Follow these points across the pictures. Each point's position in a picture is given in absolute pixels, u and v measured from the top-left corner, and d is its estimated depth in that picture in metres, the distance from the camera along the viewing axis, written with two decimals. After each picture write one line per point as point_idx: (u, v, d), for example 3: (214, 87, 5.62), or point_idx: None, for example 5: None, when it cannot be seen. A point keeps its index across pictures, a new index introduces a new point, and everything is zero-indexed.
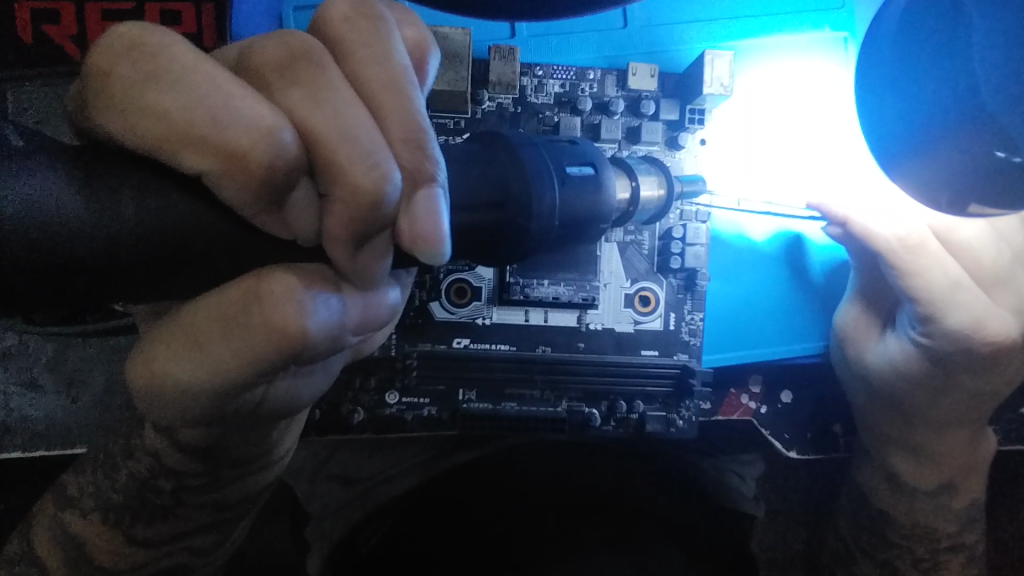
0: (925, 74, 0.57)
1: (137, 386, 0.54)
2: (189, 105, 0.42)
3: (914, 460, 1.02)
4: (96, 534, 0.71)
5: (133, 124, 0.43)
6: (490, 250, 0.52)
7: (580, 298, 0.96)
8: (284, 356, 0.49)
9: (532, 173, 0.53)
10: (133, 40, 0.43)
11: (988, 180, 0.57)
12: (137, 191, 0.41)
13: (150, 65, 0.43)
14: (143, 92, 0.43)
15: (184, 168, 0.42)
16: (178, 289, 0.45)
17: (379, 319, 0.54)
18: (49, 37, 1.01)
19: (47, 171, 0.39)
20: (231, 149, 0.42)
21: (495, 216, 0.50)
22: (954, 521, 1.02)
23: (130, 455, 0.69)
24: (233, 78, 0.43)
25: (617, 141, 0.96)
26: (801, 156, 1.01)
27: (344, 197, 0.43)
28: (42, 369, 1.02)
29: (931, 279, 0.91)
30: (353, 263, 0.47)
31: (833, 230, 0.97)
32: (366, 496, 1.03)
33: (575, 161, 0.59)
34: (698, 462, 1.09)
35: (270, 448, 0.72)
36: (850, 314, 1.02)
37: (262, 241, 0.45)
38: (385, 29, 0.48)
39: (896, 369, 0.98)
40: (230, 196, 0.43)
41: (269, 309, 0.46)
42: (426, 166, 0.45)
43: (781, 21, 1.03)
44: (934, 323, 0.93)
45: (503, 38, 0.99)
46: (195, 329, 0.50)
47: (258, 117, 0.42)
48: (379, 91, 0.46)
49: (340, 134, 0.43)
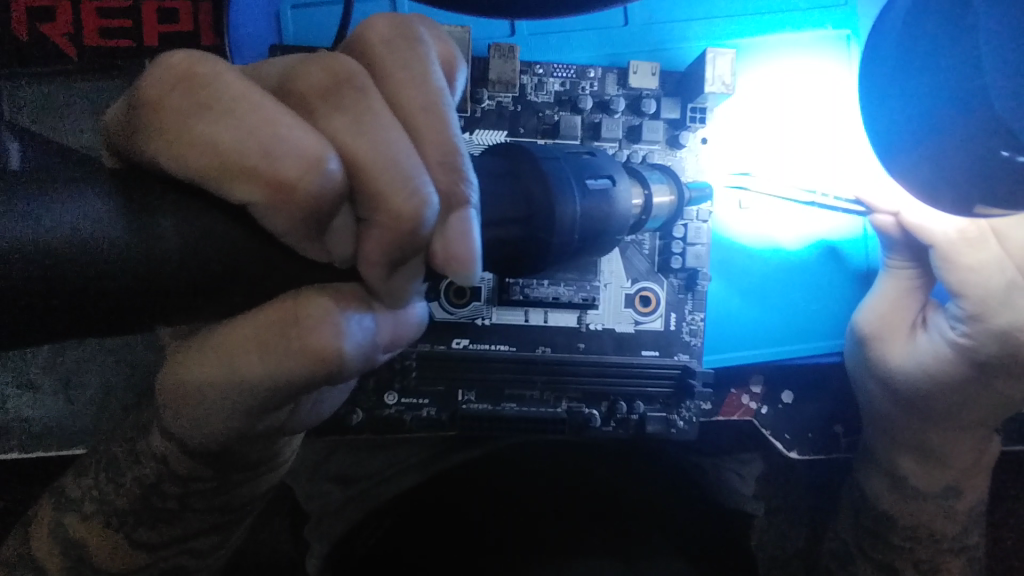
0: (929, 77, 0.56)
1: (162, 391, 0.54)
2: (243, 136, 0.42)
3: (919, 461, 1.02)
4: (95, 535, 0.70)
5: (180, 153, 0.43)
6: (511, 265, 0.52)
7: (580, 298, 0.96)
8: (320, 378, 0.48)
9: (554, 184, 0.52)
10: (184, 69, 0.44)
11: (995, 182, 0.56)
12: (177, 214, 0.41)
13: (203, 96, 0.44)
14: (195, 123, 0.43)
15: (232, 198, 0.42)
16: (210, 313, 0.45)
17: (408, 334, 0.54)
18: (46, 35, 0.99)
19: (86, 194, 0.40)
20: (282, 180, 0.42)
21: (520, 231, 0.49)
22: (957, 523, 1.02)
23: (136, 459, 0.68)
24: (279, 105, 0.44)
25: (618, 140, 0.95)
26: (810, 154, 1.01)
27: (384, 222, 0.43)
28: (39, 369, 1.01)
29: (987, 277, 0.90)
30: (387, 285, 0.46)
31: (882, 220, 0.94)
32: (362, 496, 1.02)
33: (594, 173, 0.58)
34: (697, 460, 1.09)
35: (277, 453, 0.72)
36: (874, 314, 1.00)
37: (304, 266, 0.44)
38: (424, 52, 0.48)
39: (927, 370, 0.98)
40: (274, 224, 0.42)
41: (307, 333, 0.47)
42: (460, 187, 0.44)
43: (782, 19, 1.02)
44: (980, 323, 0.92)
45: (503, 36, 0.98)
46: (223, 346, 0.49)
47: (307, 145, 0.42)
48: (418, 113, 0.46)
49: (383, 161, 0.43)
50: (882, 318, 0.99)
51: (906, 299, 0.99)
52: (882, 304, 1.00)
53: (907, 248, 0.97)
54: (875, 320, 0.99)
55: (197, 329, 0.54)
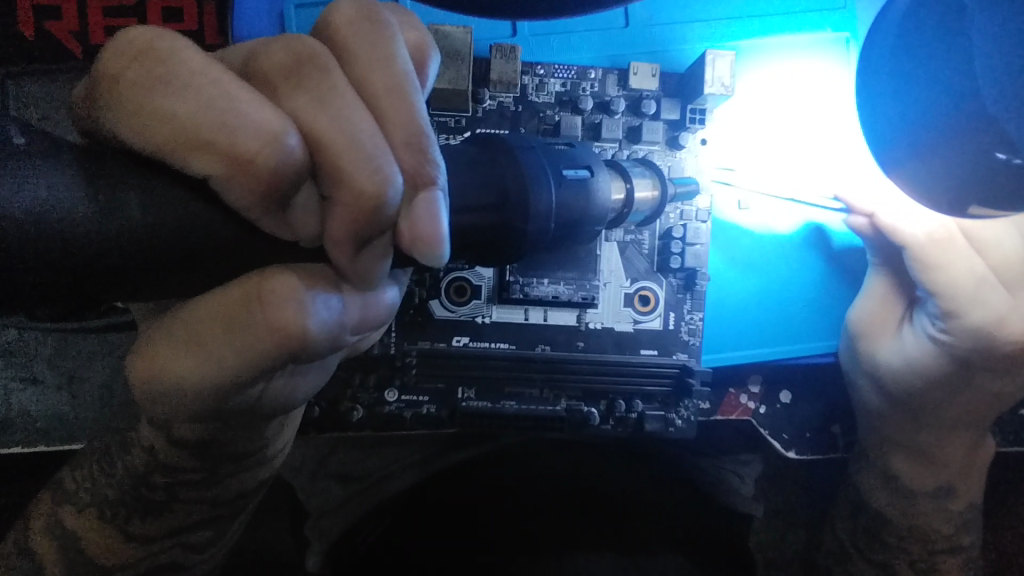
0: (924, 75, 0.57)
1: (136, 381, 0.53)
2: (198, 108, 0.42)
3: (912, 459, 1.04)
4: (92, 530, 0.71)
5: (143, 129, 0.43)
6: (490, 252, 0.52)
7: (580, 297, 0.96)
8: (284, 355, 0.48)
9: (529, 174, 0.52)
10: (142, 45, 0.44)
11: (988, 180, 0.56)
12: (143, 195, 0.40)
13: (159, 71, 0.43)
14: (150, 96, 0.43)
15: (192, 172, 0.42)
16: (182, 289, 0.44)
17: (378, 318, 0.54)
18: (53, 34, 1.01)
19: (54, 170, 0.39)
20: (239, 154, 0.42)
21: (492, 217, 0.49)
22: (950, 523, 1.03)
23: (125, 450, 0.69)
24: (237, 80, 0.44)
25: (617, 141, 0.96)
26: (800, 151, 1.01)
27: (346, 200, 0.43)
28: (42, 364, 1.02)
29: (957, 279, 0.91)
30: (354, 266, 0.46)
31: (857, 222, 0.96)
32: (371, 490, 1.02)
33: (572, 165, 0.59)
34: (699, 462, 1.07)
35: (265, 445, 0.72)
36: (861, 312, 1.02)
37: (271, 245, 0.44)
38: (387, 33, 0.48)
39: (913, 366, 1.00)
40: (235, 198, 0.42)
41: (270, 309, 0.46)
42: (426, 168, 0.45)
43: (780, 22, 1.03)
44: (955, 320, 0.93)
45: (504, 37, 0.99)
46: (190, 326, 0.50)
47: (263, 121, 0.42)
48: (383, 95, 0.46)
49: (345, 138, 0.43)
50: (863, 317, 1.01)
51: (882, 298, 1.01)
52: (867, 302, 1.02)
53: (885, 249, 0.99)
54: (861, 318, 1.01)
55: (173, 308, 0.54)
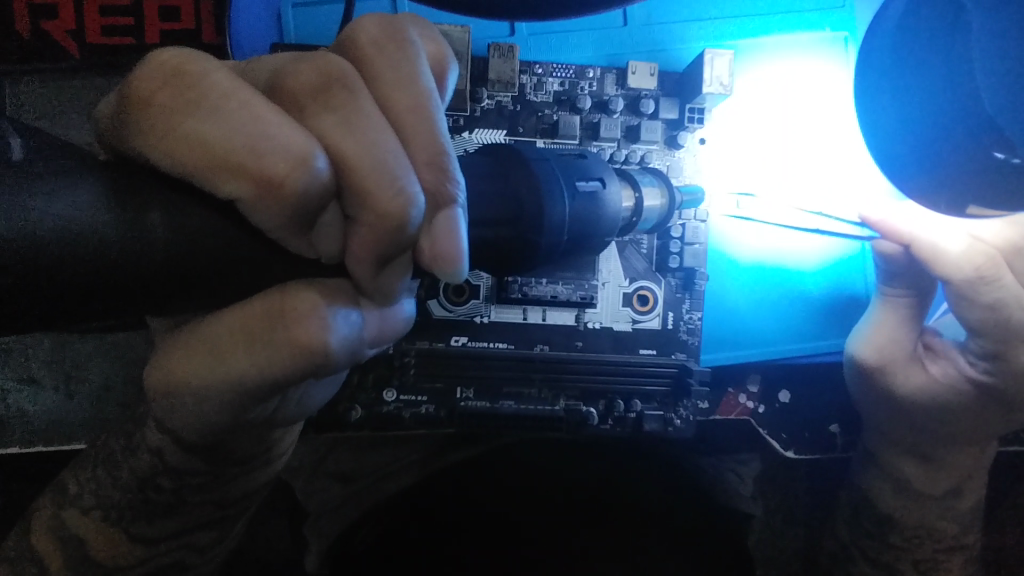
0: (923, 75, 0.57)
1: (151, 389, 0.53)
2: (230, 134, 0.42)
3: (921, 465, 1.02)
4: (96, 530, 0.71)
5: (168, 150, 0.43)
6: (500, 264, 0.52)
7: (578, 297, 0.96)
8: (304, 372, 0.47)
9: (543, 187, 0.52)
10: (175, 66, 0.45)
11: (984, 183, 0.56)
12: (163, 209, 0.40)
13: (191, 93, 0.44)
14: (182, 119, 0.43)
15: (220, 194, 0.42)
16: (197, 302, 0.44)
17: (394, 329, 0.55)
18: (51, 33, 0.99)
19: (71, 188, 0.38)
20: (271, 176, 0.41)
21: (508, 232, 0.49)
22: (958, 523, 1.02)
23: (132, 452, 0.69)
24: (268, 104, 0.43)
25: (616, 140, 0.96)
26: (803, 162, 1.01)
27: (370, 220, 0.43)
28: (41, 365, 1.02)
29: (1011, 314, 0.86)
30: (375, 283, 0.46)
31: (890, 248, 0.91)
32: (364, 492, 1.05)
33: (584, 176, 0.58)
34: (698, 462, 1.11)
35: (271, 447, 0.72)
36: (878, 344, 0.98)
37: (286, 259, 0.44)
38: (414, 53, 0.48)
39: (941, 401, 0.98)
40: (263, 219, 0.42)
41: (295, 327, 0.46)
42: (447, 187, 0.45)
43: (781, 21, 1.03)
44: (1001, 362, 0.91)
45: (503, 36, 0.99)
46: (212, 340, 0.49)
47: (292, 143, 0.42)
48: (406, 114, 0.45)
49: (371, 160, 0.43)
50: (883, 347, 0.98)
51: (906, 328, 0.98)
52: (883, 332, 0.98)
53: (908, 277, 0.95)
54: (878, 351, 0.98)
55: (186, 321, 0.53)
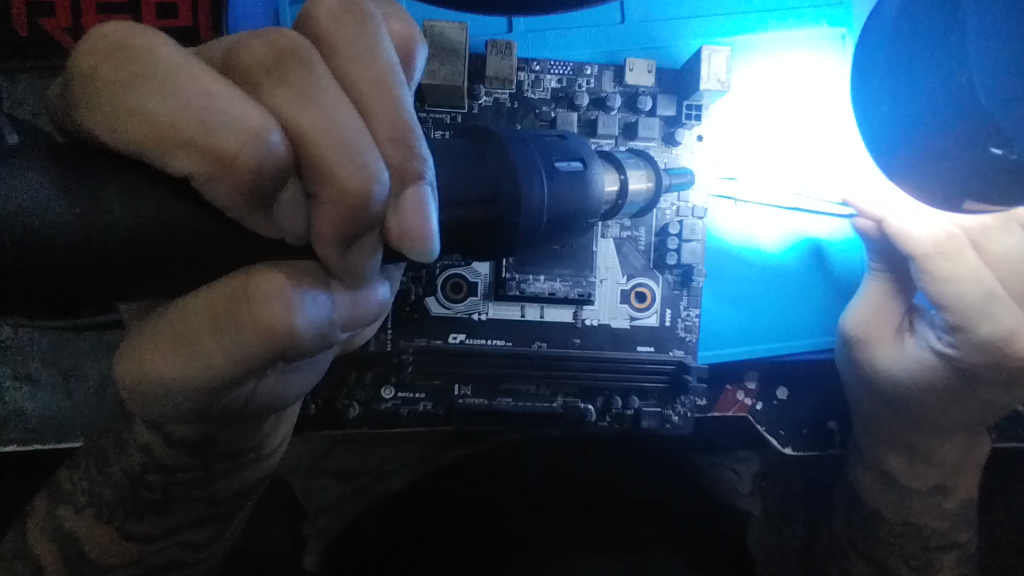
0: (921, 74, 0.56)
1: (123, 381, 0.53)
2: (180, 108, 0.41)
3: (907, 459, 1.01)
4: (89, 529, 0.71)
5: (114, 123, 0.42)
6: (476, 247, 0.51)
7: (575, 294, 0.96)
8: (273, 353, 0.47)
9: (520, 169, 0.51)
10: (117, 41, 0.43)
11: (983, 179, 0.56)
12: (121, 189, 0.40)
13: (134, 67, 0.42)
14: (127, 93, 0.42)
15: (173, 171, 0.41)
16: (162, 286, 0.44)
17: (369, 315, 0.54)
18: (48, 30, 0.99)
19: (24, 166, 0.39)
20: (220, 152, 0.41)
21: (483, 212, 0.49)
22: (945, 519, 1.00)
23: (121, 450, 0.69)
24: (219, 78, 0.43)
25: (614, 137, 0.96)
26: (795, 151, 1.01)
27: (331, 198, 0.43)
28: (39, 364, 1.01)
29: (965, 289, 0.86)
30: (344, 263, 0.46)
31: (862, 225, 0.92)
32: (361, 491, 1.04)
33: (564, 157, 0.58)
34: (694, 459, 1.10)
35: (263, 441, 0.73)
36: (860, 315, 0.99)
37: (255, 243, 0.44)
38: (373, 27, 0.47)
39: (914, 377, 0.97)
40: (218, 197, 0.42)
41: (258, 309, 0.46)
42: (413, 163, 0.45)
43: (778, 16, 1.03)
44: (963, 334, 0.89)
45: (500, 32, 0.99)
46: (181, 325, 0.49)
47: (246, 119, 0.41)
48: (367, 89, 0.45)
49: (327, 135, 0.42)
50: (867, 320, 0.99)
51: (889, 305, 0.99)
52: (866, 308, 0.99)
53: (888, 254, 0.97)
54: (860, 323, 0.99)
55: (155, 310, 0.54)
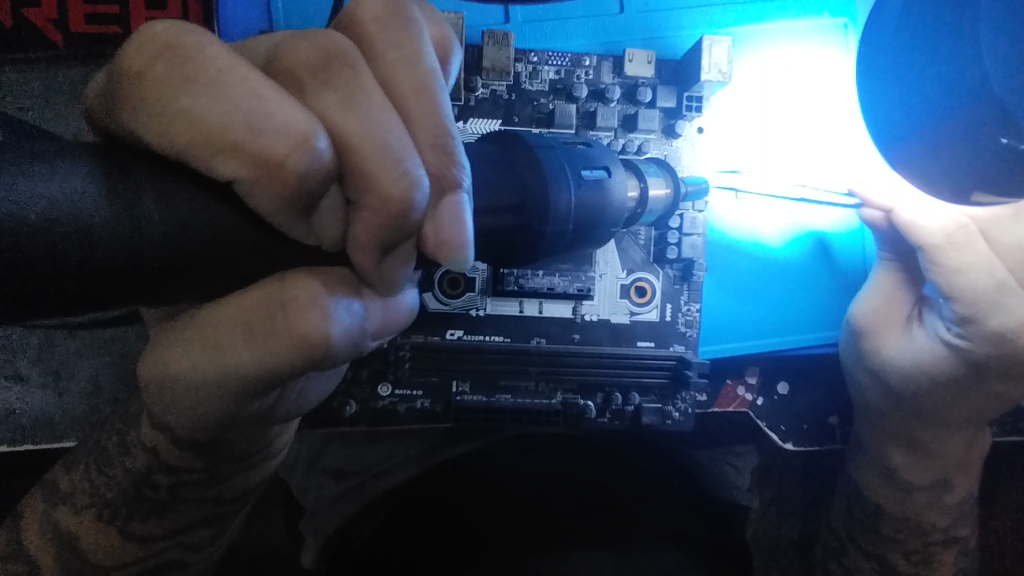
0: (935, 62, 0.55)
1: (144, 381, 0.51)
2: (226, 111, 0.39)
3: (909, 452, 1.01)
4: (89, 529, 0.69)
5: (162, 126, 0.40)
6: (509, 256, 0.50)
7: (574, 289, 0.95)
8: (304, 363, 0.46)
9: (548, 175, 0.50)
10: (167, 39, 0.40)
11: (989, 167, 0.55)
12: (156, 191, 0.38)
13: (186, 67, 0.40)
14: (177, 94, 0.40)
15: (218, 176, 0.40)
16: (196, 293, 0.42)
17: (398, 323, 0.52)
18: (29, 18, 0.94)
19: (72, 161, 0.37)
20: (267, 157, 0.39)
21: (510, 219, 0.48)
22: (948, 515, 1.01)
23: (125, 450, 0.67)
24: (264, 79, 0.40)
25: (613, 129, 0.94)
26: (808, 148, 1.00)
27: (373, 205, 0.41)
28: (28, 363, 0.99)
29: (976, 279, 0.85)
30: (378, 271, 0.44)
31: (872, 216, 0.91)
32: (361, 490, 1.02)
33: (589, 164, 0.57)
34: (693, 455, 1.10)
35: (268, 444, 0.71)
36: (871, 304, 0.99)
37: (285, 248, 0.42)
38: (416, 31, 0.45)
39: (923, 367, 0.96)
40: (260, 203, 0.40)
41: (293, 317, 0.44)
42: (451, 171, 0.43)
43: (781, 7, 1.02)
44: (975, 325, 0.88)
45: (497, 23, 0.97)
46: (208, 331, 0.47)
47: (293, 123, 0.39)
48: (409, 95, 0.43)
49: (374, 142, 0.40)
50: (879, 310, 0.98)
51: (901, 292, 0.98)
52: (876, 298, 0.99)
53: (897, 246, 0.96)
54: (869, 313, 0.98)
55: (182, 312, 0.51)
